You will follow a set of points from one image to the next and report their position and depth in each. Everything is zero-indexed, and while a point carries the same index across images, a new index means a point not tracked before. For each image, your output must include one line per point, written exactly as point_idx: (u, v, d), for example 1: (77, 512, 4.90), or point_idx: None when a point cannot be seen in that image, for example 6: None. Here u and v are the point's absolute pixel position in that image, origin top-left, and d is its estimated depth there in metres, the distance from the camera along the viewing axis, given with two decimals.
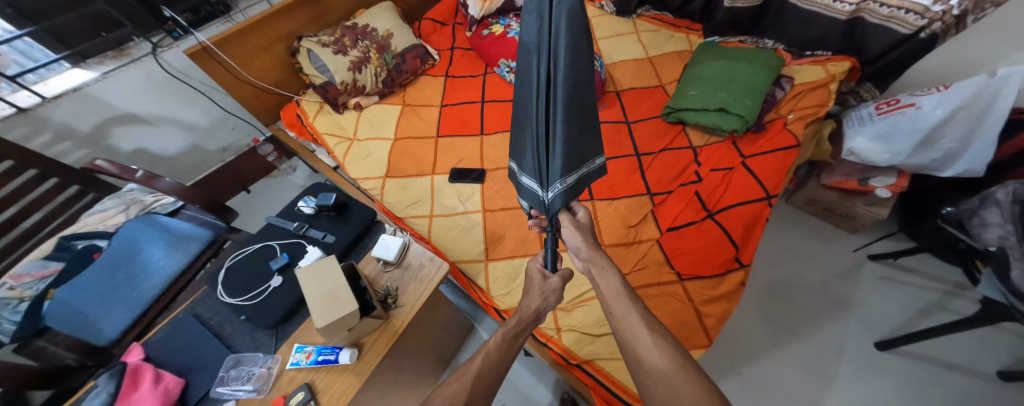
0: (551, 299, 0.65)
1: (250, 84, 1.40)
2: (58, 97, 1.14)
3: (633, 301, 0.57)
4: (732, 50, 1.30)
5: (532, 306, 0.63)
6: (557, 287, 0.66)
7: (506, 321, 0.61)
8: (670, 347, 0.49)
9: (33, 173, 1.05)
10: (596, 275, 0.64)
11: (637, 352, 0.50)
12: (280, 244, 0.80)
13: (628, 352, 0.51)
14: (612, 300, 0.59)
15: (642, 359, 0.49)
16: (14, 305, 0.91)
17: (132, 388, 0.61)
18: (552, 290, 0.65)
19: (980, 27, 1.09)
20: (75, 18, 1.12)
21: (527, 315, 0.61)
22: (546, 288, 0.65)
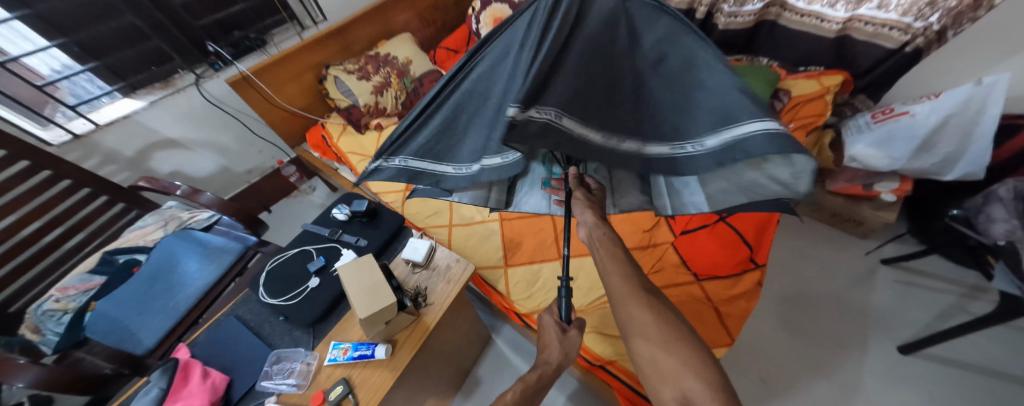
0: (572, 355, 0.63)
1: (281, 108, 1.52)
2: (110, 124, 1.24)
3: (632, 263, 0.53)
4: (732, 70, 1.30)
5: (552, 361, 0.62)
6: (578, 341, 0.62)
7: (524, 376, 0.66)
8: (664, 308, 0.47)
9: (86, 191, 1.13)
10: (598, 244, 0.55)
11: (628, 326, 0.47)
12: (316, 248, 0.86)
13: (620, 310, 0.48)
14: (608, 260, 0.53)
15: (634, 319, 0.46)
16: (58, 317, 0.96)
17: (183, 382, 0.65)
18: (573, 346, 0.62)
19: (966, 40, 1.16)
20: (131, 54, 1.24)
21: (546, 375, 0.63)
22: (568, 345, 0.62)
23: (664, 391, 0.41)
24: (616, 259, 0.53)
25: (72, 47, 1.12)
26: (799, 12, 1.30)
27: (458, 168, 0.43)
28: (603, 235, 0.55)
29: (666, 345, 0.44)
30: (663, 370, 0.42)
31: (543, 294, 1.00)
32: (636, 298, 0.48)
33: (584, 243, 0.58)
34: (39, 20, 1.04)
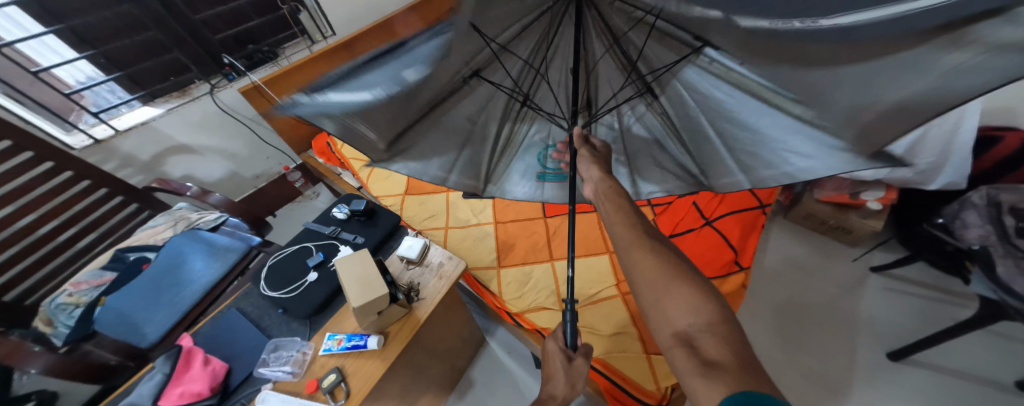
0: (580, 388, 0.57)
1: (290, 117, 1.60)
2: (128, 130, 1.32)
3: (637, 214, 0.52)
4: None
5: (557, 395, 0.56)
6: (586, 371, 0.57)
7: None
8: (666, 253, 0.46)
9: (103, 192, 1.19)
10: (603, 196, 0.56)
11: (630, 270, 0.47)
12: (315, 244, 0.91)
13: (623, 256, 0.48)
14: (609, 210, 0.54)
15: (636, 264, 0.46)
16: (70, 311, 1.01)
17: (184, 369, 0.68)
18: (580, 375, 0.56)
19: None
20: (152, 65, 1.33)
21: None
22: (573, 374, 0.56)
23: (663, 330, 0.41)
24: (620, 212, 0.53)
25: (100, 58, 1.21)
26: None
27: (369, 95, 0.50)
28: (607, 187, 0.55)
29: (667, 284, 0.42)
30: (664, 306, 0.41)
31: (535, 294, 1.03)
32: (639, 245, 0.48)
33: (591, 199, 0.59)
34: (70, 34, 1.13)
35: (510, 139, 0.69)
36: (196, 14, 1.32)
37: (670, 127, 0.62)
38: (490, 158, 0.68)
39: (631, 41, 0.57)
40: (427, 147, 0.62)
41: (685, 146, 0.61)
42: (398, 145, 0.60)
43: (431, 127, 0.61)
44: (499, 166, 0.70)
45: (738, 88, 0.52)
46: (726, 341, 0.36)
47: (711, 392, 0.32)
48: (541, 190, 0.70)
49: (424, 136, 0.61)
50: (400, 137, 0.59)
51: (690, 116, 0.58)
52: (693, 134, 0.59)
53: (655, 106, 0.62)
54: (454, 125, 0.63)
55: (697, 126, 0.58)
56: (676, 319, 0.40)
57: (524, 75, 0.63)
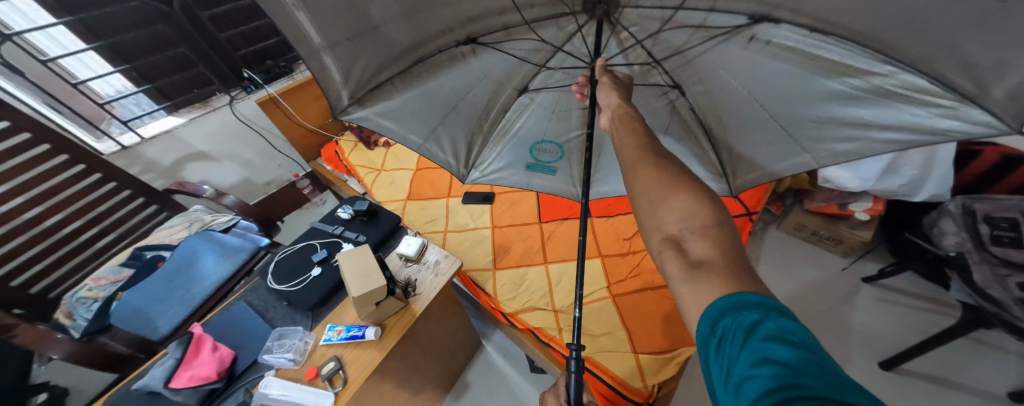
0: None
1: (301, 126, 1.69)
2: (153, 138, 1.38)
3: (645, 134, 0.48)
4: None
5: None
6: None
7: None
8: (669, 165, 0.42)
9: (127, 193, 1.27)
10: (614, 120, 0.54)
11: (631, 182, 0.43)
12: (320, 242, 0.96)
13: (628, 169, 0.45)
14: (620, 132, 0.51)
15: (639, 176, 0.43)
16: (89, 305, 1.04)
17: (194, 354, 0.73)
18: None
19: None
20: (179, 78, 1.43)
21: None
22: None
23: (654, 235, 0.39)
24: (632, 133, 0.49)
25: (132, 72, 1.31)
26: None
27: None
28: (618, 112, 0.54)
29: (668, 189, 0.40)
30: (659, 214, 0.39)
31: (528, 295, 1.07)
32: (645, 161, 0.44)
33: (605, 129, 0.57)
34: (108, 50, 1.23)
35: (499, 127, 0.76)
36: (222, 32, 1.45)
37: (711, 117, 0.66)
38: (469, 143, 0.75)
39: (663, 35, 0.60)
40: (406, 107, 0.66)
41: (713, 137, 0.68)
42: (362, 96, 0.63)
43: (407, 90, 0.64)
44: (482, 153, 0.79)
45: (793, 67, 0.54)
46: (718, 243, 0.35)
47: (697, 294, 0.32)
48: (529, 178, 0.81)
49: (401, 95, 0.65)
50: (371, 91, 0.63)
51: (735, 102, 0.62)
52: (727, 122, 0.64)
53: (680, 98, 0.66)
54: (440, 94, 0.67)
55: (743, 110, 0.62)
56: (669, 223, 0.38)
57: (567, 32, 0.64)
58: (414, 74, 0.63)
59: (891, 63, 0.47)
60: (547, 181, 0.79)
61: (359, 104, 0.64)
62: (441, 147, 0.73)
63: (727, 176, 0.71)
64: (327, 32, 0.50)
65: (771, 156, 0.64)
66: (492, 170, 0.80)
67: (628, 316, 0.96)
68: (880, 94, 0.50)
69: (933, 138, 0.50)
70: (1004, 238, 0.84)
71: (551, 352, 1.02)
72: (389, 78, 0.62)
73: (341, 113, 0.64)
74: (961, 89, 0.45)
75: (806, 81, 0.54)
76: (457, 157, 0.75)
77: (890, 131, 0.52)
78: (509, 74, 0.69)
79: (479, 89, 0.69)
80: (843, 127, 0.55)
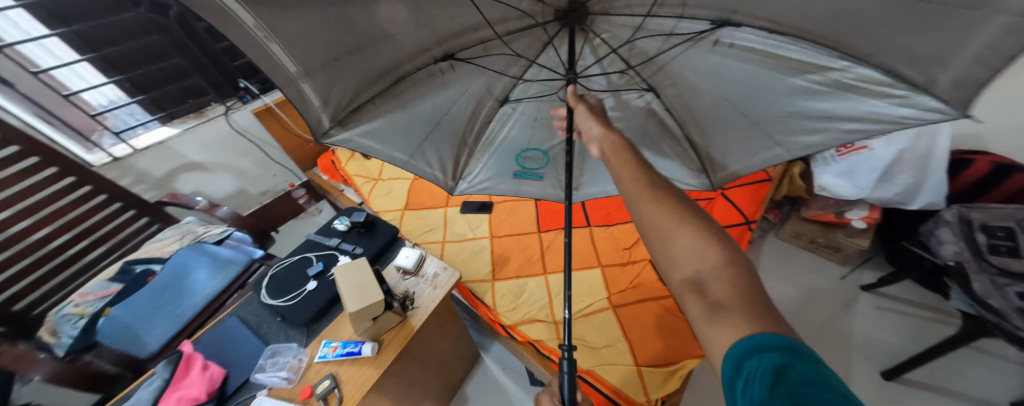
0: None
1: (296, 136, 1.68)
2: (146, 149, 1.36)
3: (641, 163, 0.49)
4: None
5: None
6: None
7: None
8: (668, 197, 0.42)
9: (117, 205, 1.25)
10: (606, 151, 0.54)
11: (642, 224, 0.43)
12: (316, 255, 0.95)
13: (630, 204, 0.46)
14: (615, 162, 0.51)
15: (643, 213, 0.43)
16: (75, 321, 1.01)
17: (183, 374, 0.71)
18: None
19: None
20: (173, 88, 1.42)
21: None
22: None
23: (672, 276, 0.39)
24: (629, 164, 0.49)
25: (126, 83, 1.29)
26: None
27: None
28: (608, 142, 0.55)
29: (672, 224, 0.40)
30: (672, 255, 0.39)
31: (527, 307, 1.05)
32: (646, 194, 0.44)
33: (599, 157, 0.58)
34: (102, 61, 1.21)
35: (484, 137, 0.75)
36: (218, 43, 1.45)
37: (687, 120, 0.66)
38: (456, 156, 0.74)
39: (639, 44, 0.62)
40: (389, 126, 0.64)
41: (693, 141, 0.68)
42: (342, 118, 0.61)
43: (388, 110, 0.63)
44: (470, 163, 0.77)
45: (755, 66, 0.56)
46: (735, 277, 0.34)
47: (719, 336, 0.32)
48: (518, 185, 0.78)
49: (381, 115, 0.63)
50: (352, 112, 0.61)
51: (705, 103, 0.63)
52: (703, 123, 0.65)
53: (656, 100, 0.66)
54: (420, 113, 0.66)
55: (718, 111, 0.63)
56: (683, 264, 0.38)
57: (535, 49, 0.66)
58: (394, 93, 0.62)
59: (846, 58, 0.49)
60: (533, 186, 0.77)
61: (341, 125, 0.61)
62: (427, 161, 0.70)
63: (708, 170, 0.69)
64: (303, 60, 0.49)
65: (750, 152, 0.64)
66: (479, 180, 0.78)
67: (631, 327, 0.95)
68: (841, 88, 0.52)
69: (891, 125, 0.53)
70: (1001, 247, 0.82)
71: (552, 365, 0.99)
72: (371, 99, 0.61)
73: (324, 136, 0.61)
74: (911, 78, 0.48)
75: (774, 81, 0.56)
76: (443, 168, 0.74)
77: (852, 121, 0.54)
78: (487, 87, 0.68)
79: (461, 105, 0.68)
80: (809, 121, 0.57)
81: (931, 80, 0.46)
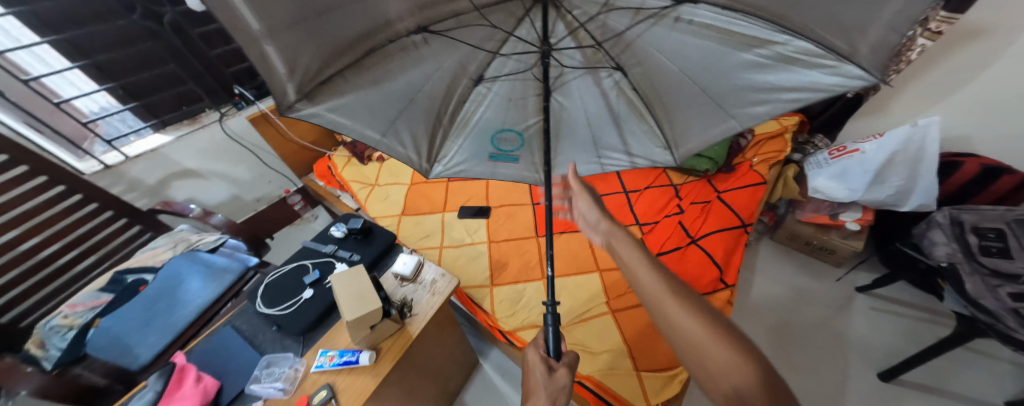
0: (561, 402, 0.53)
1: (291, 142, 1.65)
2: (138, 156, 1.34)
3: (655, 263, 0.53)
4: None
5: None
6: (568, 384, 0.55)
7: None
8: (691, 304, 0.46)
9: (109, 214, 1.23)
10: (616, 247, 0.60)
11: (682, 336, 0.44)
12: (312, 262, 0.93)
13: (654, 311, 0.48)
14: (630, 260, 0.55)
15: (672, 323, 0.45)
16: (63, 333, 0.98)
17: (176, 386, 0.68)
18: (560, 389, 0.54)
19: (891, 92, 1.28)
20: (167, 95, 1.41)
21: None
22: (554, 388, 0.54)
23: (714, 389, 0.40)
24: (646, 266, 0.53)
25: (119, 90, 1.28)
26: None
27: None
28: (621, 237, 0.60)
29: (704, 337, 0.42)
30: (711, 370, 0.40)
31: (526, 312, 1.05)
32: (670, 302, 0.47)
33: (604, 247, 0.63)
34: (94, 69, 1.20)
35: (458, 118, 0.76)
36: (213, 49, 1.44)
37: (648, 95, 0.71)
38: (432, 136, 0.73)
39: (611, 23, 0.64)
40: (360, 103, 0.60)
41: (655, 115, 0.73)
42: (310, 91, 0.56)
43: (361, 85, 0.59)
44: (444, 145, 0.77)
45: (711, 42, 0.59)
46: (781, 404, 0.35)
47: None
48: (493, 167, 0.80)
49: (351, 90, 0.59)
50: (320, 85, 0.56)
51: (665, 76, 0.66)
52: (664, 100, 0.70)
53: (624, 78, 0.71)
54: (394, 89, 0.63)
55: (676, 87, 0.66)
56: (722, 379, 0.39)
57: (512, 20, 0.67)
58: (365, 66, 0.59)
59: (787, 33, 0.53)
60: (510, 169, 0.80)
61: (309, 99, 0.56)
62: (400, 141, 0.67)
63: (671, 147, 0.75)
64: (267, 17, 0.43)
65: (704, 128, 0.68)
66: (456, 161, 0.78)
67: (630, 331, 0.95)
68: (785, 61, 0.55)
69: (826, 95, 0.55)
70: (992, 248, 0.85)
71: None
72: (340, 73, 0.57)
73: (288, 110, 0.56)
74: (837, 49, 0.51)
75: (726, 55, 0.59)
76: (417, 149, 0.71)
77: (792, 93, 0.57)
78: (461, 64, 0.69)
79: (435, 82, 0.67)
80: (754, 93, 0.59)
81: (854, 50, 0.49)
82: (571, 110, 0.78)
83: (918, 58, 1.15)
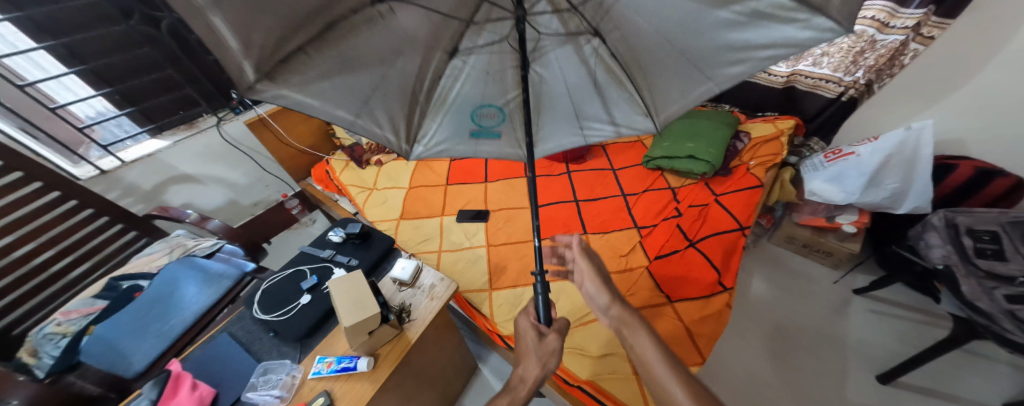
0: (552, 364, 0.57)
1: (290, 146, 1.64)
2: (135, 161, 1.34)
3: (671, 358, 0.53)
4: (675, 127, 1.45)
5: (529, 377, 0.55)
6: (558, 348, 0.59)
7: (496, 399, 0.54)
8: None
9: (104, 220, 1.22)
10: (627, 332, 0.59)
11: None
12: (310, 268, 0.93)
13: None
14: (645, 354, 0.55)
15: None
16: (56, 341, 0.97)
17: (172, 394, 0.67)
18: (551, 352, 0.58)
19: (886, 95, 1.29)
20: (164, 100, 1.40)
21: (518, 400, 0.53)
22: (545, 351, 0.58)
23: None
24: (664, 363, 0.52)
25: (115, 95, 1.27)
26: None
27: None
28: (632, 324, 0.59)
29: None
30: None
31: None
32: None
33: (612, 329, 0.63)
34: (90, 74, 1.20)
35: (434, 94, 0.59)
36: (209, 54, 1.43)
37: (631, 60, 0.57)
38: (409, 114, 0.57)
39: None
40: (332, 80, 0.46)
41: (636, 83, 0.59)
42: (272, 70, 0.42)
43: (332, 62, 0.45)
44: (424, 122, 0.60)
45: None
46: None
47: None
48: (476, 147, 0.63)
49: (320, 67, 0.45)
50: (282, 62, 0.42)
51: (645, 42, 0.53)
52: (647, 67, 0.56)
53: (603, 46, 0.58)
54: (369, 65, 0.48)
55: (653, 52, 0.54)
56: None
57: None
58: (328, 39, 0.44)
59: None
60: (492, 148, 0.64)
61: (270, 79, 0.42)
62: (378, 122, 0.53)
63: (652, 113, 0.61)
64: None
65: (682, 92, 0.57)
66: (438, 140, 0.62)
67: None
68: (761, 17, 0.47)
69: (795, 50, 0.49)
70: (987, 250, 0.86)
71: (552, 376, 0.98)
72: (301, 46, 0.43)
73: (248, 93, 0.41)
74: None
75: (700, 15, 0.48)
76: (395, 130, 0.56)
77: (767, 49, 0.49)
78: (434, 35, 0.52)
79: (407, 56, 0.51)
80: (727, 51, 0.50)
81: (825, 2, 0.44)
82: (551, 81, 0.61)
83: (911, 62, 1.17)
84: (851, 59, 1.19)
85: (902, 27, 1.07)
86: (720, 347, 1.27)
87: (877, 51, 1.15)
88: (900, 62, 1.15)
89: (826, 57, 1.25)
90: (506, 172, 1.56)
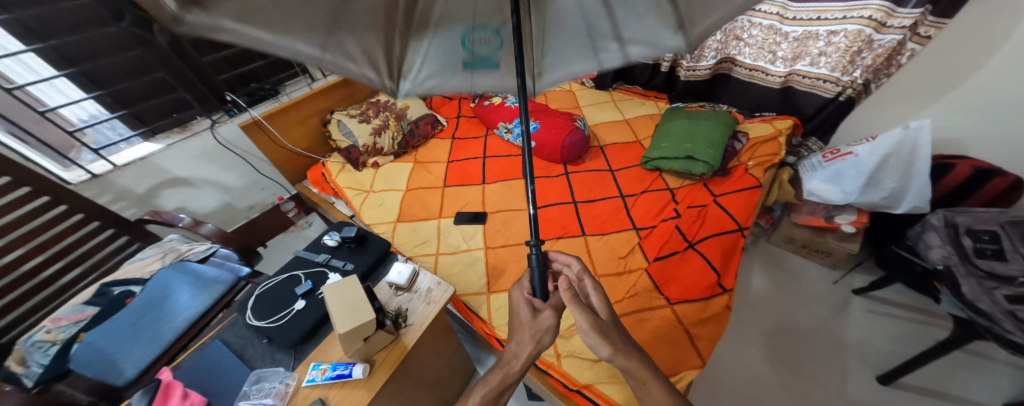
0: (545, 341, 0.57)
1: (286, 149, 1.61)
2: (127, 165, 1.32)
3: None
4: (674, 127, 1.45)
5: (522, 354, 0.56)
6: (553, 325, 0.57)
7: (489, 378, 0.56)
8: None
9: (95, 225, 1.20)
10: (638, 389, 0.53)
11: None
12: (304, 273, 0.91)
13: None
14: None
15: None
16: (45, 349, 0.94)
17: (163, 401, 0.64)
18: (545, 329, 0.57)
19: (883, 95, 1.29)
20: (157, 103, 1.37)
21: (511, 375, 0.55)
22: (538, 329, 0.57)
23: None
24: None
25: (107, 98, 1.25)
26: (745, 67, 1.46)
27: None
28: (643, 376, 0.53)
29: None
30: None
31: None
32: None
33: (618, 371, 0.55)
34: (81, 77, 1.18)
35: (414, 15, 0.45)
36: (205, 56, 1.39)
37: None
38: (389, 44, 0.44)
39: None
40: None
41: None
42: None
43: None
44: (406, 54, 0.47)
45: None
46: None
47: None
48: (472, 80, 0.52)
49: None
50: None
51: None
52: None
53: None
54: None
55: None
56: None
57: None
58: None
59: None
60: (490, 82, 0.53)
61: (198, 6, 0.30)
62: (353, 55, 0.40)
63: (683, 26, 0.51)
64: None
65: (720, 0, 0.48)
66: (427, 72, 0.48)
67: None
68: None
69: None
70: (987, 250, 0.87)
71: (551, 381, 0.97)
72: None
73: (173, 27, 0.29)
74: None
75: None
76: (372, 63, 0.43)
77: None
78: None
79: None
80: None
81: None
82: None
83: (907, 62, 1.17)
84: (849, 59, 1.19)
85: (900, 26, 1.07)
86: (721, 348, 1.26)
87: (875, 50, 1.15)
88: (897, 61, 1.17)
89: (823, 57, 1.24)
90: (505, 174, 1.55)
